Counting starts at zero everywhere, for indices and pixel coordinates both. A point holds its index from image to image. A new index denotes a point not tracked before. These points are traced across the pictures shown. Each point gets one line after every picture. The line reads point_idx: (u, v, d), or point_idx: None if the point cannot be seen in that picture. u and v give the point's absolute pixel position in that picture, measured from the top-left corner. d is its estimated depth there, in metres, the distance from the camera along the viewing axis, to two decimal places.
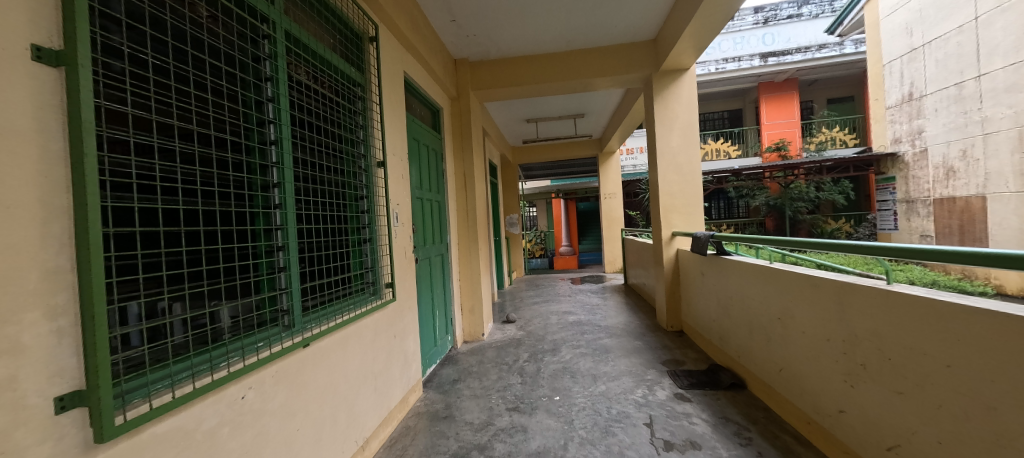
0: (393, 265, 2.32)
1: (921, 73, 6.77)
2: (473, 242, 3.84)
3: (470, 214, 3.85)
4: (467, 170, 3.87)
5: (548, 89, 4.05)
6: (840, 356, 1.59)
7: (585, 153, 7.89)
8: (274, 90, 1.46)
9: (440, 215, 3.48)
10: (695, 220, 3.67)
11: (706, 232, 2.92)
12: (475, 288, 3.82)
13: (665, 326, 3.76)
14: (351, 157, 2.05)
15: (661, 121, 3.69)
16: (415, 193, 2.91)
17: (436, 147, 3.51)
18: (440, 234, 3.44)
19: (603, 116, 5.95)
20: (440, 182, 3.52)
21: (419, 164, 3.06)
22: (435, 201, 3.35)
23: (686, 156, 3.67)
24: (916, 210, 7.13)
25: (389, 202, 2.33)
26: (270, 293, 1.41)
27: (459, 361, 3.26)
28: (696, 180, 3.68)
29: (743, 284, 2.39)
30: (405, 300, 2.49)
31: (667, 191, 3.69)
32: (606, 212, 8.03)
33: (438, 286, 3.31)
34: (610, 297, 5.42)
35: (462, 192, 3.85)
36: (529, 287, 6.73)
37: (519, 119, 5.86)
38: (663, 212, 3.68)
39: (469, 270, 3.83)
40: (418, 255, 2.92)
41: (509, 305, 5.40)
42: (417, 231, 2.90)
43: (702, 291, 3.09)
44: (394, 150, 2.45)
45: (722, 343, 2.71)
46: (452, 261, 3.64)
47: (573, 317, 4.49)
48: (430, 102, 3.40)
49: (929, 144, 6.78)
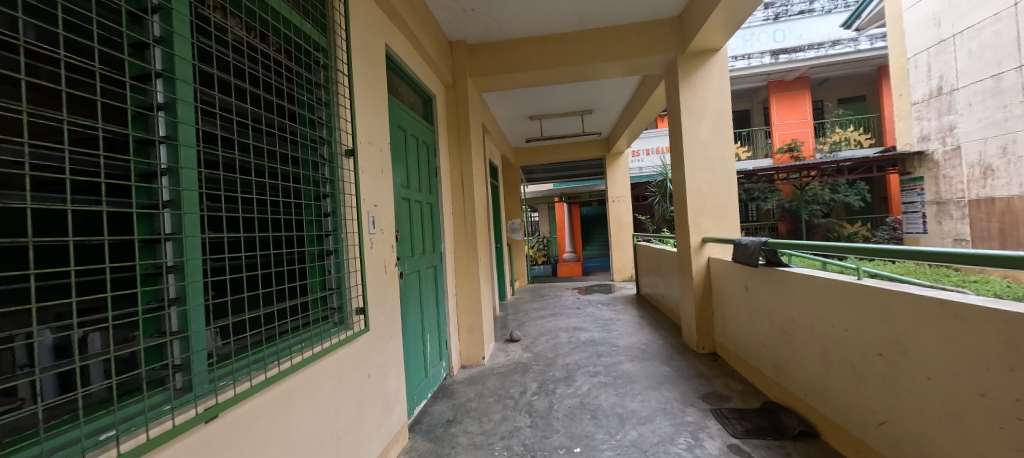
0: (367, 285, 1.80)
1: (952, 66, 6.29)
2: (472, 251, 3.32)
3: (468, 219, 3.34)
4: (464, 168, 3.36)
5: (557, 76, 3.57)
6: (1014, 422, 1.09)
7: (591, 153, 7.40)
8: (166, 26, 0.96)
9: (434, 221, 2.97)
10: (729, 224, 3.17)
11: (752, 239, 2.42)
12: (475, 304, 3.30)
13: (694, 348, 3.23)
14: (310, 143, 1.55)
15: (687, 111, 3.21)
16: (401, 192, 2.40)
17: (429, 140, 3.00)
18: (434, 243, 2.93)
19: (614, 111, 5.46)
20: (434, 182, 3.03)
21: (408, 159, 2.57)
22: (427, 205, 2.85)
23: (718, 150, 3.18)
24: (948, 212, 6.56)
25: (363, 204, 1.82)
26: (159, 341, 0.89)
27: (455, 394, 2.73)
28: (730, 178, 3.18)
29: (816, 304, 1.88)
30: (385, 328, 1.98)
31: (696, 191, 3.19)
32: (614, 216, 7.52)
33: (430, 304, 2.80)
34: (622, 310, 4.90)
35: (460, 194, 3.35)
36: (533, 298, 6.18)
37: (521, 114, 5.38)
38: (692, 215, 3.18)
39: (467, 284, 3.31)
40: (405, 269, 2.40)
41: (511, 319, 4.87)
42: (403, 240, 2.40)
43: (747, 310, 2.57)
44: (371, 137, 1.95)
45: (779, 376, 2.19)
46: (447, 274, 3.12)
47: (585, 335, 3.96)
48: (421, 88, 2.91)
49: (962, 141, 6.28)
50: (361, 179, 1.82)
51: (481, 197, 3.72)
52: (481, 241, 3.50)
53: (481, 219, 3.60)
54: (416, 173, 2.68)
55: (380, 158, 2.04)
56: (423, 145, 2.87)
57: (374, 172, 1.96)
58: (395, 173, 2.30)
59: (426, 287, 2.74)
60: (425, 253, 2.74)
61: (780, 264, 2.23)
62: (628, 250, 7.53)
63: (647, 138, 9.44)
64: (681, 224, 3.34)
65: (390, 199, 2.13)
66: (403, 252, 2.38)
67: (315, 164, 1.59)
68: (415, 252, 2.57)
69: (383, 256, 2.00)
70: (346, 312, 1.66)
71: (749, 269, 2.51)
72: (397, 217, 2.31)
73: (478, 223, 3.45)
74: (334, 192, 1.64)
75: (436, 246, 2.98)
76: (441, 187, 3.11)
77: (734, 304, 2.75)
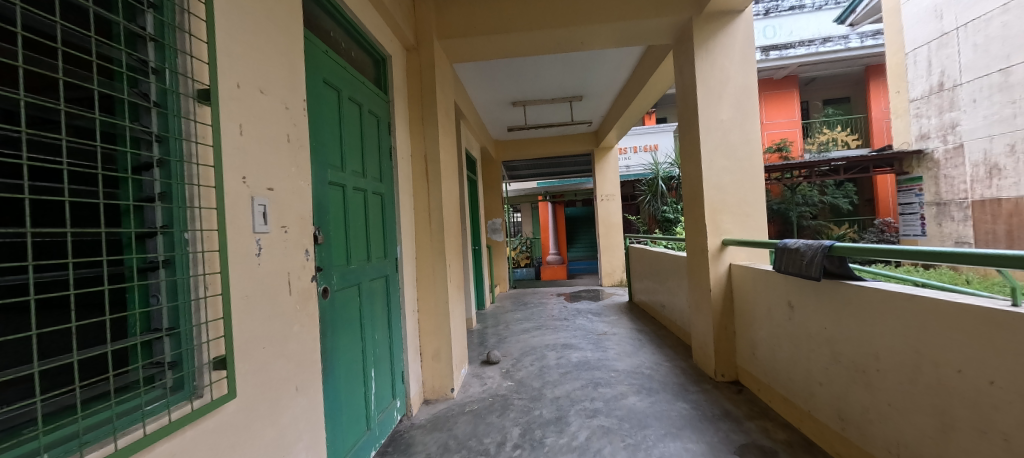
0: (246, 318, 1.10)
1: (955, 60, 6.02)
2: (441, 255, 2.62)
3: (433, 217, 2.63)
4: (429, 152, 2.65)
5: (546, 42, 2.93)
6: None
7: (578, 147, 6.83)
8: None
9: (388, 218, 2.28)
10: (753, 223, 2.60)
11: (808, 243, 1.78)
12: (442, 323, 2.62)
13: (712, 375, 2.63)
14: (120, 66, 0.86)
15: (704, 85, 2.62)
16: (330, 175, 1.68)
17: (381, 113, 2.30)
18: (387, 247, 2.23)
19: (607, 95, 4.87)
20: (388, 168, 2.33)
21: (346, 131, 1.86)
22: (377, 196, 2.16)
23: (740, 133, 2.61)
24: (948, 214, 6.30)
25: (236, 182, 1.10)
26: None
27: (411, 448, 2.03)
28: (755, 168, 2.62)
29: (928, 340, 1.29)
30: (281, 381, 1.25)
31: (714, 183, 2.60)
32: (603, 216, 6.95)
33: (380, 326, 2.10)
34: (616, 321, 4.31)
35: (424, 183, 2.65)
36: (516, 307, 5.49)
37: (503, 98, 4.73)
38: (709, 213, 2.59)
39: (432, 298, 2.62)
40: (336, 284, 1.68)
41: (490, 334, 4.18)
42: (333, 241, 1.67)
43: (790, 334, 1.99)
44: (262, 82, 1.24)
45: (851, 429, 1.61)
46: (405, 286, 2.42)
47: (576, 355, 3.32)
48: (370, 42, 2.20)
49: (964, 139, 6.00)
50: (233, 143, 1.11)
51: (453, 192, 3.04)
52: (451, 244, 2.81)
53: (452, 217, 2.91)
54: (357, 151, 1.97)
55: (281, 118, 1.34)
56: (371, 118, 2.16)
57: (264, 136, 1.24)
58: (318, 145, 1.59)
59: (373, 305, 2.03)
60: (370, 259, 2.02)
61: (854, 278, 1.62)
62: (618, 252, 6.95)
63: (636, 135, 8.92)
64: (695, 222, 2.75)
65: (302, 182, 1.43)
66: (333, 260, 1.66)
67: (131, 105, 0.89)
68: (353, 258, 1.85)
69: (282, 267, 1.29)
70: (194, 366, 0.96)
71: (796, 283, 1.92)
72: (322, 208, 1.60)
73: (448, 221, 2.77)
74: (170, 158, 0.93)
75: (390, 254, 2.28)
76: (398, 174, 2.42)
77: (769, 325, 2.18)
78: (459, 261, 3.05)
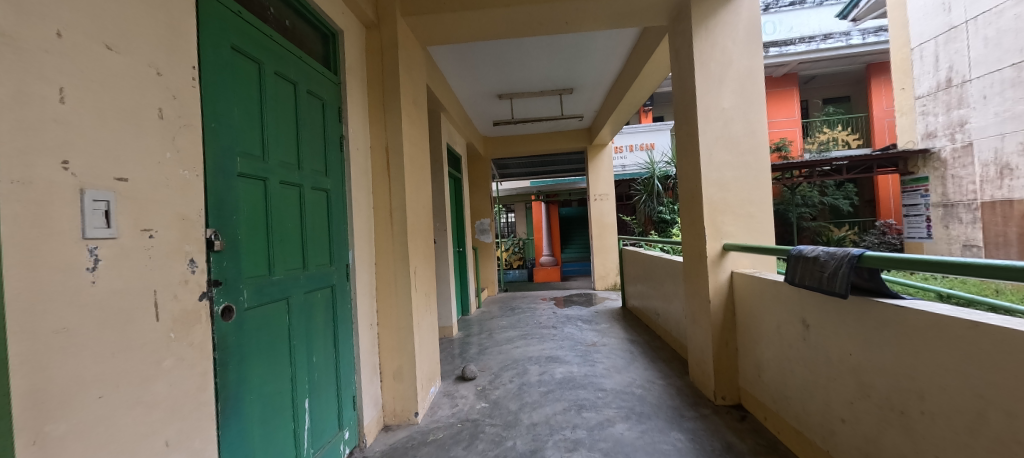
0: (55, 359, 0.78)
1: (964, 55, 5.76)
2: (405, 261, 2.30)
3: (395, 217, 2.30)
4: (391, 143, 2.32)
5: (527, 20, 2.62)
6: None
7: (570, 144, 6.53)
8: None
9: (337, 218, 1.95)
10: (758, 225, 2.29)
11: (830, 250, 1.47)
12: (404, 338, 2.29)
13: (712, 398, 2.31)
14: None
15: (703, 69, 2.31)
16: (244, 165, 1.35)
17: (330, 97, 1.97)
18: (333, 253, 1.90)
19: (598, 87, 4.57)
20: (338, 160, 2.00)
21: (272, 113, 1.53)
22: (319, 192, 1.82)
23: (744, 124, 2.30)
24: (956, 216, 6.03)
25: (46, 167, 0.78)
26: None
27: None
28: (761, 163, 2.30)
29: (996, 382, 0.98)
30: (135, 438, 0.93)
31: (715, 180, 2.29)
32: (596, 216, 6.64)
33: (321, 346, 1.77)
34: (607, 330, 3.99)
35: (386, 178, 2.32)
36: (502, 313, 5.16)
37: (487, 89, 4.42)
38: (708, 214, 2.28)
39: (393, 310, 2.30)
40: (251, 301, 1.35)
41: (471, 344, 3.85)
42: (246, 247, 1.34)
43: (806, 357, 1.68)
44: (108, 33, 0.92)
45: None
46: (359, 297, 2.09)
47: (561, 370, 3.00)
48: (314, 11, 1.86)
49: (974, 138, 5.73)
50: (46, 115, 0.79)
51: (423, 189, 2.72)
52: (418, 247, 2.48)
53: (421, 217, 2.58)
54: (291, 138, 1.64)
55: (147, 86, 1.01)
56: (314, 100, 1.83)
57: (112, 109, 0.92)
58: (222, 126, 1.26)
59: (311, 322, 1.70)
60: (308, 267, 1.69)
61: (888, 295, 1.32)
62: (611, 255, 6.64)
63: (631, 133, 8.62)
64: (692, 225, 2.44)
65: (185, 172, 1.11)
66: (245, 270, 1.33)
67: None
68: (279, 267, 1.51)
69: (141, 285, 0.96)
70: None
71: (815, 298, 1.61)
72: (227, 205, 1.27)
73: (414, 222, 2.44)
74: None
75: (339, 260, 1.95)
76: (351, 168, 2.09)
77: (779, 345, 1.87)
78: (430, 267, 2.73)
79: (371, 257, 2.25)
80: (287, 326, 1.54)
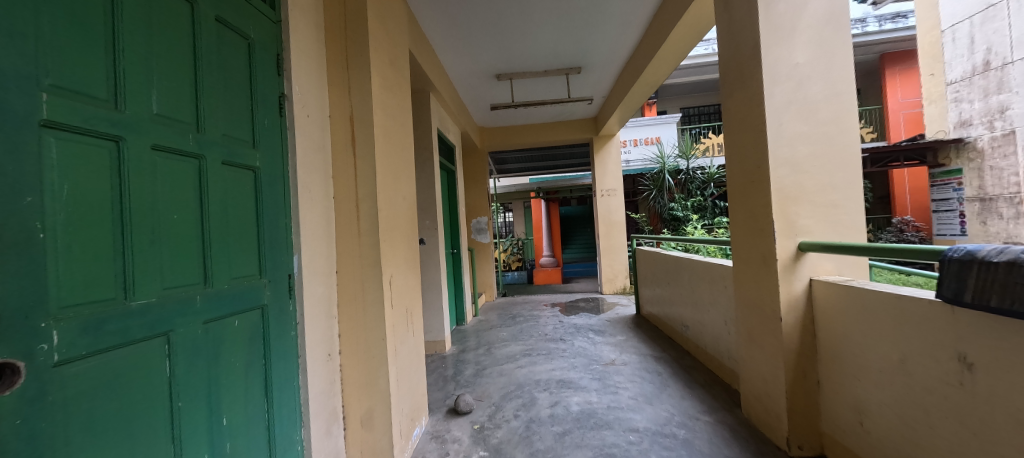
0: None
1: (1005, 35, 5.21)
2: (377, 267, 1.71)
3: (361, 208, 1.72)
4: (357, 111, 1.72)
5: None
6: None
7: (575, 135, 5.99)
8: None
9: (273, 211, 1.36)
10: (847, 217, 1.71)
11: None
12: (375, 372, 1.71)
13: (785, 446, 1.75)
14: None
15: (768, 11, 1.73)
16: (54, 111, 0.75)
17: (263, 36, 1.36)
18: (264, 260, 1.31)
19: (612, 62, 4.04)
20: (277, 128, 1.41)
21: (141, 37, 0.95)
22: (240, 171, 1.24)
23: (824, 83, 1.73)
24: (995, 210, 5.54)
25: None
26: None
27: None
28: (847, 136, 1.73)
29: None
30: None
31: (785, 159, 1.71)
32: (603, 214, 6.07)
33: (239, 400, 1.18)
34: (625, 343, 3.42)
35: (350, 157, 1.72)
36: (503, 322, 4.58)
37: (485, 66, 3.85)
38: (778, 203, 1.71)
39: (359, 334, 1.71)
40: (71, 351, 0.76)
41: (467, 362, 3.26)
42: (57, 254, 0.75)
43: (969, 412, 1.11)
44: None
45: None
46: (308, 320, 1.50)
47: (577, 399, 2.42)
48: None
49: (1017, 125, 5.23)
50: None
51: (405, 175, 2.13)
52: (396, 249, 1.90)
53: (400, 211, 1.99)
54: (182, 83, 1.05)
55: None
56: (233, 36, 1.24)
57: None
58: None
59: (218, 366, 1.11)
60: (211, 284, 1.10)
61: None
62: (621, 256, 6.05)
63: (636, 126, 8.05)
64: (750, 218, 1.87)
65: None
66: (53, 294, 0.74)
67: None
68: (148, 286, 0.93)
69: None
70: None
71: (994, 322, 1.05)
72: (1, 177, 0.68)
73: (390, 218, 1.85)
74: None
75: (275, 270, 1.36)
76: (298, 140, 1.50)
77: (904, 389, 1.30)
78: (413, 275, 2.14)
79: (330, 263, 1.67)
80: (166, 379, 0.96)
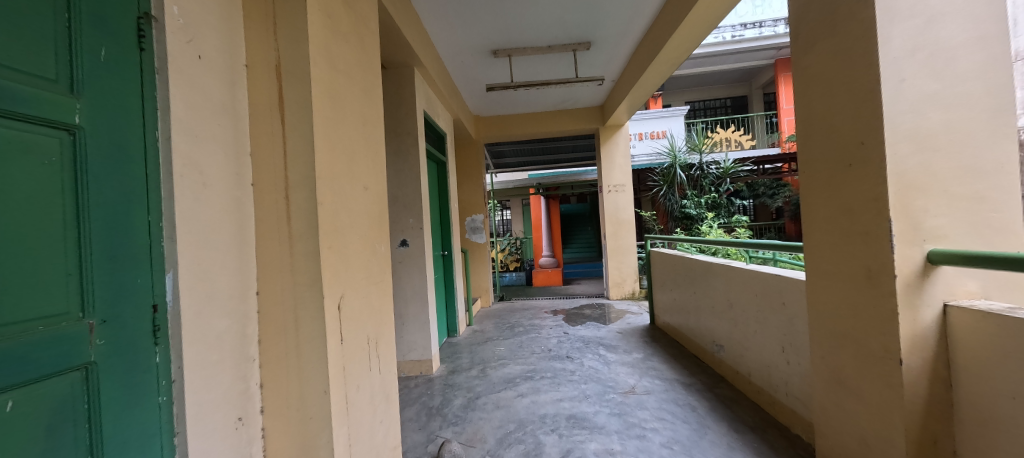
0: None
1: None
2: (316, 286, 1.16)
3: (294, 201, 1.17)
4: (288, 59, 1.18)
5: None
6: None
7: (580, 126, 5.47)
8: None
9: (110, 203, 0.80)
10: (996, 217, 1.19)
11: None
12: (311, 441, 1.16)
13: None
14: None
15: None
16: None
17: None
18: (91, 289, 0.76)
19: (627, 36, 3.49)
20: (131, 67, 0.86)
21: None
22: (30, 130, 0.69)
23: (965, 23, 1.19)
24: None
25: None
26: None
27: None
28: (999, 99, 1.20)
29: None
30: None
31: (908, 132, 1.19)
32: (610, 211, 5.55)
33: None
34: (645, 363, 2.89)
35: (279, 125, 1.18)
36: (500, 334, 4.04)
37: (480, 39, 3.30)
38: (898, 196, 1.19)
39: (291, 384, 1.17)
40: None
41: (457, 388, 2.71)
42: None
43: None
44: None
45: None
46: (198, 376, 0.95)
47: (595, 447, 1.89)
48: None
49: None
50: None
51: (369, 158, 1.58)
52: (350, 260, 1.35)
53: (357, 206, 1.44)
54: None
55: None
56: None
57: None
58: None
59: None
60: None
61: None
62: (629, 258, 5.53)
63: (643, 119, 7.54)
64: (843, 215, 1.34)
65: None
66: None
67: None
68: None
69: None
70: None
71: None
72: None
73: (341, 215, 1.31)
74: None
75: (117, 301, 0.80)
76: (176, 90, 0.94)
77: None
78: (380, 292, 1.60)
79: (246, 282, 1.12)
80: None
